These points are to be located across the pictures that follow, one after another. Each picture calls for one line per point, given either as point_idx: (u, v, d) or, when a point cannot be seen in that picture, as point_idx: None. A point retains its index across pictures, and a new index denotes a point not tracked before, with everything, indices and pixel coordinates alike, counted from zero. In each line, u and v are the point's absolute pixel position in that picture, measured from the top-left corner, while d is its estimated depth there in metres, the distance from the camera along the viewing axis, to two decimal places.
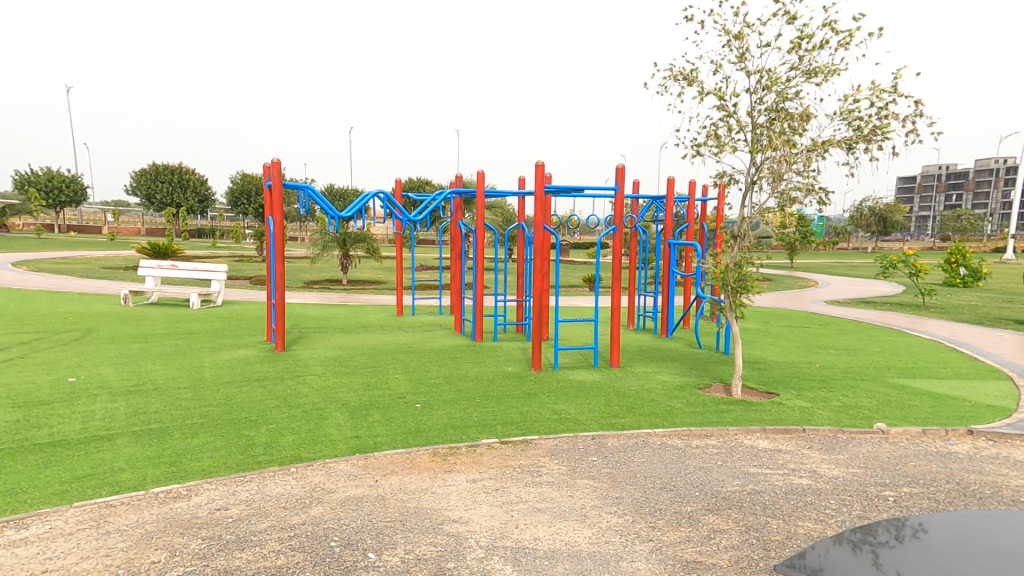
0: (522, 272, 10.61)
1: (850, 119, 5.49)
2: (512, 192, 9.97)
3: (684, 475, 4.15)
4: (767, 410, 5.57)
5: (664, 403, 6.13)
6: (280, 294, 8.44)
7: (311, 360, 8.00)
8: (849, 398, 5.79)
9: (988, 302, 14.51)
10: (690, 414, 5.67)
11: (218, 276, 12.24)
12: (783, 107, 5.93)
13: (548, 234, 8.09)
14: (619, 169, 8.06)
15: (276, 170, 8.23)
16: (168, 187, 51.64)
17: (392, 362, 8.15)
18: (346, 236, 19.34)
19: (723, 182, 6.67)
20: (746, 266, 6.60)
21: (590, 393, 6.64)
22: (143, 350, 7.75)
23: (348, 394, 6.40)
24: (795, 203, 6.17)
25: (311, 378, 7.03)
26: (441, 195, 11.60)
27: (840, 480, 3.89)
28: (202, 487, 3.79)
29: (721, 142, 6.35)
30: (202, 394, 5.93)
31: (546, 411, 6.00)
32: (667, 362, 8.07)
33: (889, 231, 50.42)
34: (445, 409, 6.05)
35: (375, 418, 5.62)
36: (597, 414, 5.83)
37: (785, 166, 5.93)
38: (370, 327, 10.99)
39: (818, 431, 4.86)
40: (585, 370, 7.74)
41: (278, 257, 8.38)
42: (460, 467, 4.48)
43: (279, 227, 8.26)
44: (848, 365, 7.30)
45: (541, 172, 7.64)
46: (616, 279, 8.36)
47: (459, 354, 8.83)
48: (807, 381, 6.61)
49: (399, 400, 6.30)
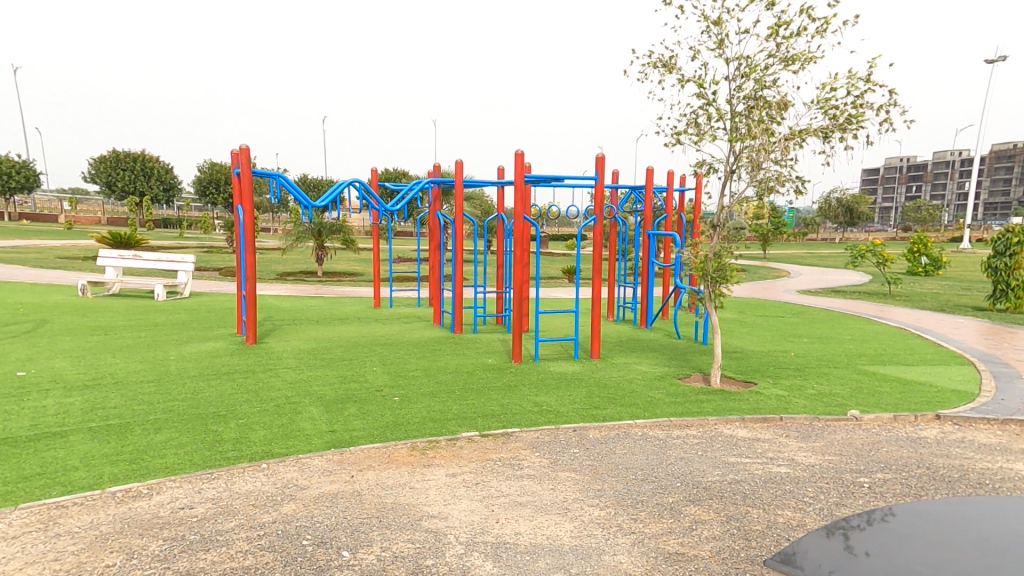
0: (502, 264, 10.49)
1: (826, 107, 5.50)
2: (491, 182, 9.82)
3: (665, 466, 4.14)
4: (744, 399, 5.63)
5: (644, 394, 6.15)
6: (251, 285, 8.13)
7: (284, 353, 7.75)
8: (823, 385, 5.89)
9: (949, 290, 15.07)
10: (670, 404, 5.70)
11: (185, 267, 11.77)
12: (761, 95, 5.93)
13: (528, 225, 7.99)
14: (599, 158, 7.99)
15: (245, 156, 7.89)
16: (132, 175, 49.56)
17: (369, 354, 7.96)
18: (321, 227, 18.86)
19: (703, 171, 6.68)
20: (724, 256, 6.63)
21: (571, 385, 6.61)
22: (103, 343, 7.38)
23: (323, 388, 6.22)
24: (772, 192, 6.20)
25: (284, 371, 6.80)
26: (418, 185, 11.36)
27: (817, 468, 3.93)
28: (164, 485, 3.59)
29: (700, 130, 6.34)
30: (167, 388, 5.66)
31: (526, 402, 5.94)
32: (647, 353, 8.10)
33: (855, 223, 52.08)
34: (423, 402, 5.93)
35: (352, 412, 5.46)
36: (578, 405, 5.81)
37: (763, 155, 5.95)
38: (346, 319, 10.75)
39: (794, 419, 4.92)
40: (566, 361, 7.72)
41: (248, 246, 8.07)
42: (439, 461, 4.38)
43: (248, 215, 7.94)
44: (821, 353, 7.45)
45: (520, 161, 7.51)
46: (596, 270, 8.32)
47: (438, 346, 8.69)
48: (782, 369, 6.72)
49: (376, 393, 6.15)
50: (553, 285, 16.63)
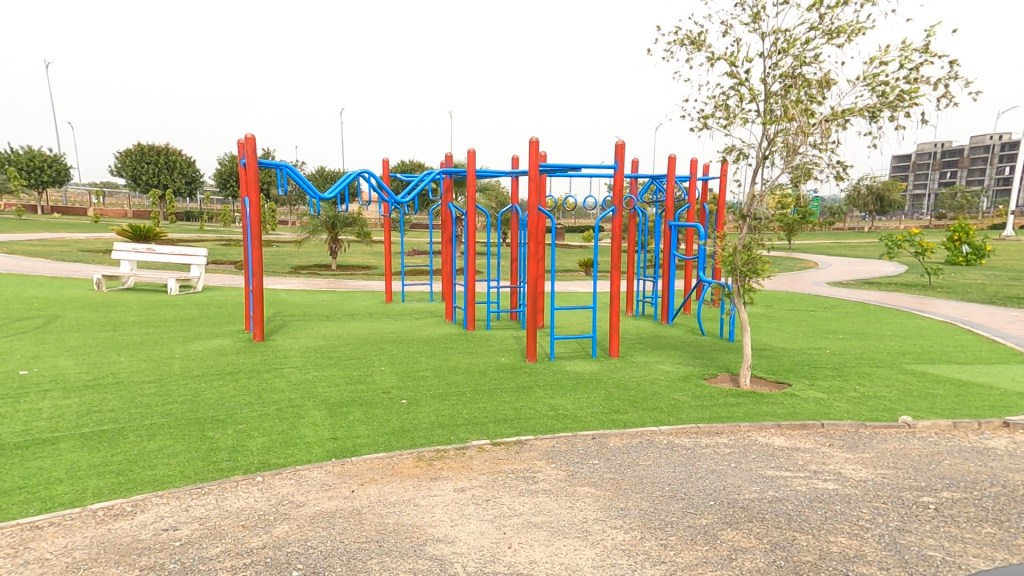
0: (516, 258, 10.11)
1: (874, 84, 4.97)
2: (505, 172, 9.42)
3: (695, 481, 3.74)
4: (779, 403, 5.18)
5: (668, 396, 5.74)
6: (256, 280, 7.92)
7: (292, 351, 7.52)
8: (867, 387, 5.39)
9: (994, 281, 14.14)
10: (696, 408, 5.29)
11: (197, 261, 11.65)
12: (799, 73, 5.43)
13: (543, 216, 7.58)
14: (619, 146, 7.53)
15: (250, 147, 7.62)
16: (154, 169, 50.33)
17: (379, 353, 7.68)
18: (335, 220, 18.68)
19: (732, 158, 6.20)
20: (755, 249, 6.16)
21: (588, 386, 6.22)
22: (110, 340, 7.23)
23: (328, 390, 5.94)
24: (810, 179, 5.70)
25: (290, 371, 6.54)
26: (430, 175, 11.00)
27: (870, 484, 3.47)
28: (150, 502, 3.33)
29: (730, 114, 5.86)
30: (168, 389, 5.44)
31: (542, 406, 5.58)
32: (669, 351, 7.66)
33: (885, 211, 50.17)
34: (432, 405, 5.61)
35: (357, 417, 5.16)
36: (597, 409, 5.43)
37: (800, 138, 5.46)
38: (357, 315, 10.51)
39: (837, 426, 4.46)
40: (583, 360, 7.33)
41: (254, 240, 7.84)
42: (447, 473, 4.05)
43: (255, 208, 7.69)
44: (860, 351, 6.91)
45: (536, 149, 7.10)
46: (616, 263, 7.89)
47: (450, 343, 8.37)
48: (819, 369, 6.23)
49: (383, 395, 5.85)
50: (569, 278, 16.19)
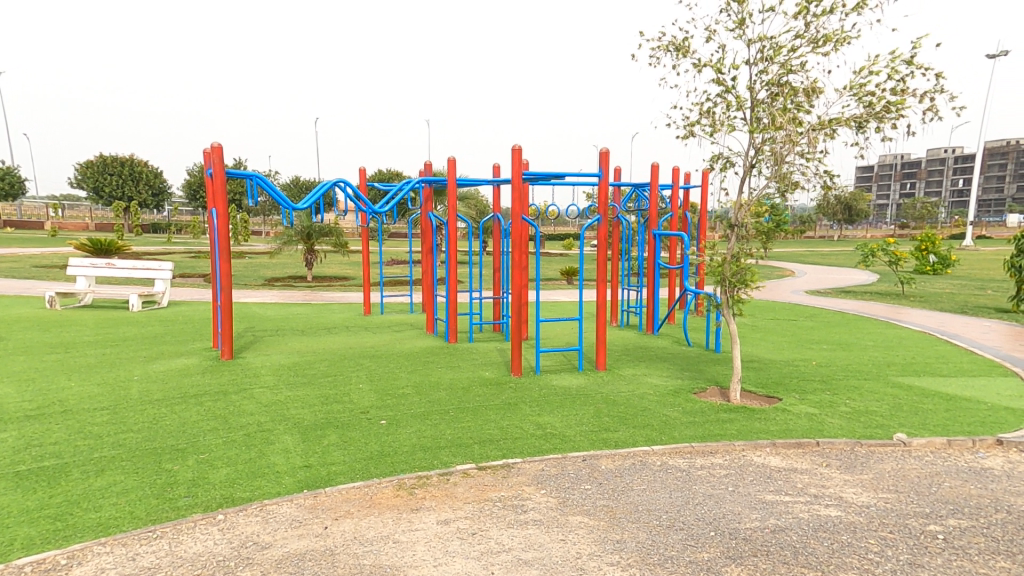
0: (498, 267, 9.88)
1: (861, 94, 4.91)
2: (486, 181, 9.21)
3: (693, 508, 3.55)
4: (772, 419, 5.05)
5: (658, 412, 5.56)
6: (225, 294, 7.52)
7: (263, 369, 7.12)
8: (857, 401, 5.31)
9: (962, 288, 14.53)
10: (688, 425, 5.12)
11: (162, 274, 11.11)
12: (785, 81, 5.36)
13: (527, 226, 7.37)
14: (603, 154, 7.40)
15: (217, 156, 7.23)
16: (119, 179, 48.67)
17: (356, 369, 7.33)
18: (309, 230, 18.18)
19: (718, 166, 6.11)
20: (744, 259, 6.04)
21: (576, 402, 6.00)
22: (62, 362, 6.72)
23: (301, 411, 5.59)
24: (796, 189, 5.63)
25: (260, 391, 6.16)
26: (408, 184, 10.71)
27: (873, 510, 3.33)
28: (90, 552, 2.97)
29: (715, 120, 5.77)
30: (123, 417, 5.01)
31: (528, 425, 5.34)
32: (656, 363, 7.51)
33: (854, 220, 51.77)
34: (413, 426, 5.31)
35: (331, 441, 4.84)
36: (586, 428, 5.21)
37: (787, 148, 5.37)
38: (333, 328, 10.11)
39: (832, 445, 4.33)
40: (569, 374, 7.13)
41: (221, 253, 7.45)
42: (430, 503, 3.77)
43: (223, 219, 7.30)
44: (846, 362, 6.87)
45: (518, 158, 6.91)
46: (602, 274, 7.73)
47: (431, 358, 8.08)
48: (808, 382, 6.15)
49: (361, 416, 5.53)
50: (551, 287, 16.04)
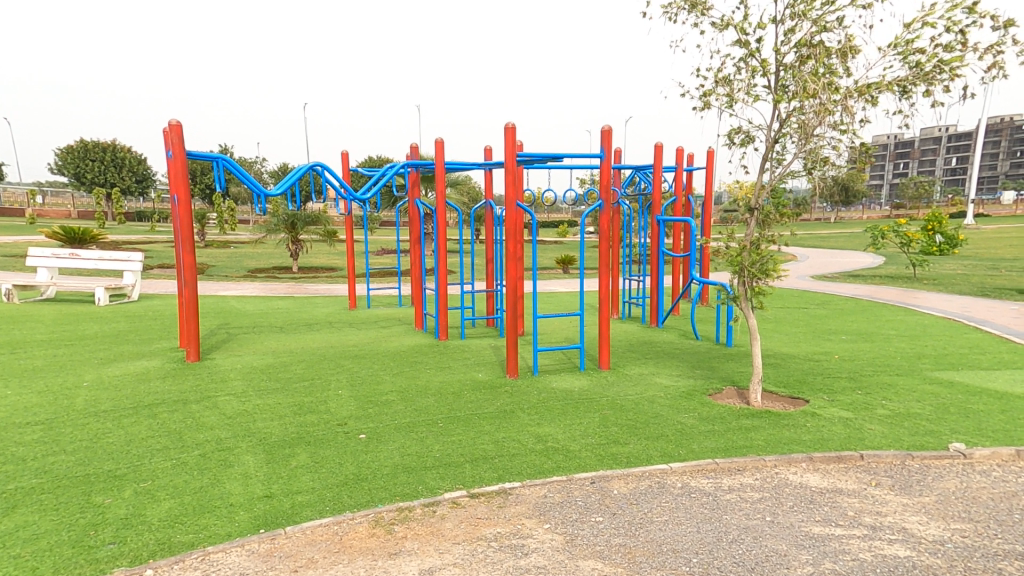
0: (492, 257, 9.19)
1: (907, 52, 4.20)
2: (477, 163, 8.48)
3: (729, 547, 2.95)
4: (802, 426, 4.47)
5: (672, 419, 4.98)
6: (191, 289, 6.86)
7: (232, 373, 6.44)
8: (896, 402, 4.74)
9: (974, 271, 14.03)
10: (707, 434, 4.53)
11: (131, 266, 10.38)
12: (816, 41, 4.66)
13: (523, 212, 6.68)
14: (605, 131, 6.70)
15: (175, 135, 6.47)
16: (100, 167, 47.20)
17: (336, 372, 6.69)
18: (294, 218, 17.31)
19: (736, 142, 5.43)
20: (765, 246, 5.38)
21: (579, 410, 5.40)
22: (3, 367, 6.02)
23: (270, 423, 4.94)
24: (826, 167, 4.97)
25: (225, 399, 5.48)
26: (393, 168, 9.93)
27: (950, 549, 2.74)
28: None
29: (735, 90, 5.08)
30: (58, 434, 4.35)
31: (526, 438, 4.73)
32: (664, 361, 6.92)
33: (850, 202, 51.42)
34: (397, 441, 4.69)
35: (301, 462, 4.19)
36: (593, 440, 4.61)
37: (819, 119, 4.71)
38: (315, 325, 9.42)
39: (879, 458, 3.73)
40: (570, 375, 6.54)
41: (184, 244, 6.75)
42: (411, 544, 3.14)
43: (185, 206, 6.65)
44: (872, 356, 6.31)
45: (512, 136, 6.20)
46: (605, 263, 7.05)
47: (419, 357, 7.43)
48: (834, 380, 5.57)
49: (337, 429, 4.89)
50: (547, 277, 15.39)
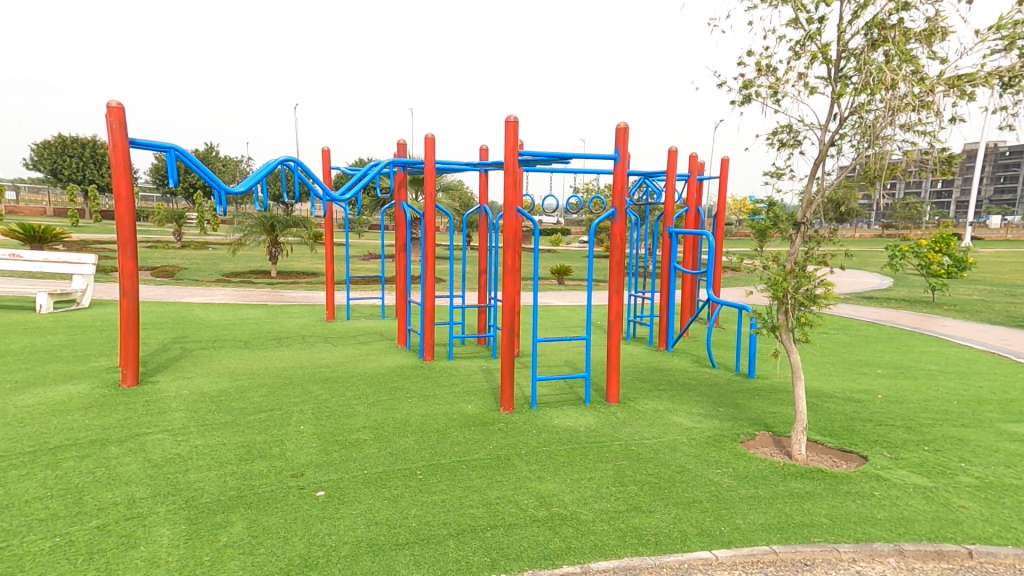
0: (485, 267, 8.24)
1: (1017, 36, 3.37)
2: (473, 164, 7.58)
3: None
4: (870, 495, 3.61)
5: (704, 477, 4.08)
6: (132, 300, 5.80)
7: (175, 401, 5.42)
8: (980, 467, 3.91)
9: (991, 297, 13.49)
10: (753, 503, 3.64)
11: (82, 269, 9.49)
12: (892, 22, 3.84)
13: (524, 219, 5.75)
14: (621, 129, 5.82)
15: (115, 119, 5.46)
16: (76, 162, 45.63)
17: (301, 400, 5.71)
18: (274, 221, 16.28)
19: (780, 143, 4.59)
20: (815, 270, 4.50)
21: (589, 458, 4.48)
22: None
23: (204, 474, 3.94)
24: (892, 176, 4.15)
25: (157, 439, 4.48)
26: (378, 167, 8.98)
27: None
28: None
29: (784, 80, 4.25)
30: None
31: (526, 499, 3.79)
32: (681, 395, 6.04)
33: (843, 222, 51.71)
34: (364, 501, 3.73)
35: (234, 537, 3.21)
36: (609, 506, 3.69)
37: (894, 117, 3.87)
38: (285, 339, 8.41)
39: (995, 558, 2.93)
40: (574, 411, 5.63)
41: (126, 247, 5.76)
42: None
43: (125, 203, 5.64)
44: (922, 398, 5.51)
45: (513, 132, 5.30)
46: (616, 280, 6.18)
47: (400, 382, 6.47)
48: (888, 428, 4.74)
49: (289, 484, 3.91)
50: (543, 288, 14.51)
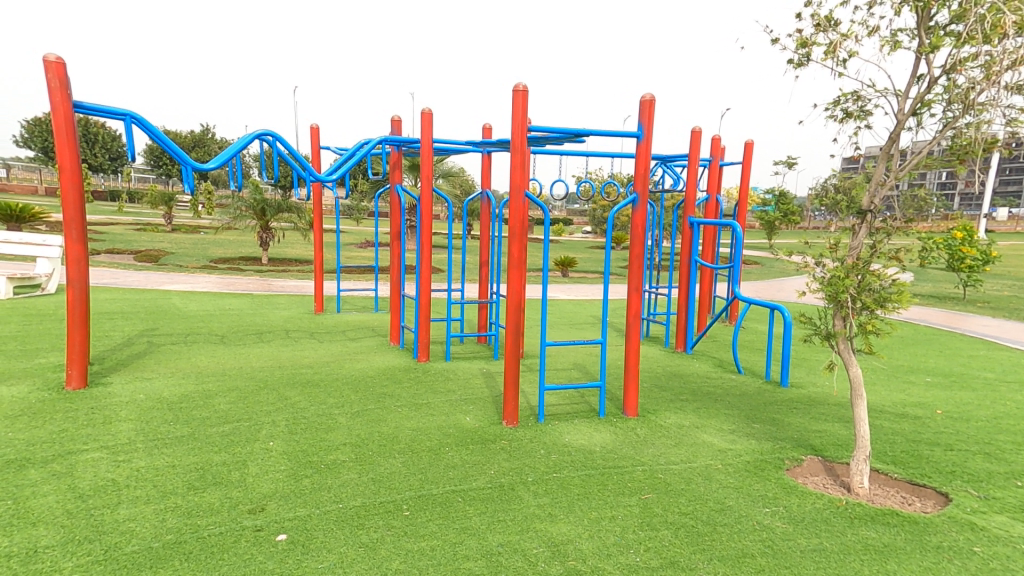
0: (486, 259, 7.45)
1: None
2: (474, 141, 6.77)
3: None
4: (971, 552, 2.88)
5: (753, 518, 3.35)
6: (79, 290, 5.01)
7: (126, 408, 4.68)
8: None
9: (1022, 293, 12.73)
10: (821, 559, 2.91)
11: (47, 253, 8.70)
12: None
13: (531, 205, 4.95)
14: (646, 102, 5.02)
15: (54, 77, 4.62)
16: None
17: (274, 408, 4.97)
18: (264, 205, 15.44)
19: (843, 115, 3.81)
20: (885, 268, 3.68)
21: (609, 489, 3.75)
22: None
23: (138, 511, 3.20)
24: (988, 151, 3.37)
25: (92, 459, 3.75)
26: (370, 146, 8.15)
27: None
28: None
29: (853, 33, 3.45)
30: None
31: (536, 548, 3.06)
32: (708, 407, 5.31)
33: None
34: (334, 549, 2.99)
35: None
36: (638, 560, 2.96)
37: (1005, 72, 3.09)
38: (266, 334, 7.66)
39: None
40: (587, 425, 4.90)
41: (72, 229, 4.93)
42: None
43: (67, 177, 4.83)
44: (990, 414, 4.79)
45: (523, 102, 4.49)
46: (635, 276, 5.38)
47: (390, 386, 5.74)
48: (964, 454, 4.02)
49: (243, 522, 3.18)
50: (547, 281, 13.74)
